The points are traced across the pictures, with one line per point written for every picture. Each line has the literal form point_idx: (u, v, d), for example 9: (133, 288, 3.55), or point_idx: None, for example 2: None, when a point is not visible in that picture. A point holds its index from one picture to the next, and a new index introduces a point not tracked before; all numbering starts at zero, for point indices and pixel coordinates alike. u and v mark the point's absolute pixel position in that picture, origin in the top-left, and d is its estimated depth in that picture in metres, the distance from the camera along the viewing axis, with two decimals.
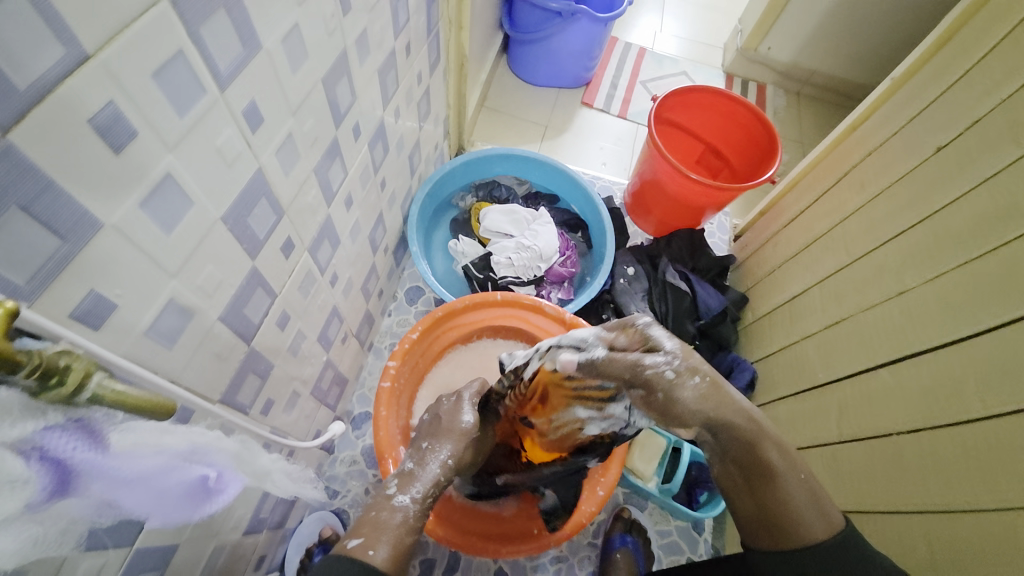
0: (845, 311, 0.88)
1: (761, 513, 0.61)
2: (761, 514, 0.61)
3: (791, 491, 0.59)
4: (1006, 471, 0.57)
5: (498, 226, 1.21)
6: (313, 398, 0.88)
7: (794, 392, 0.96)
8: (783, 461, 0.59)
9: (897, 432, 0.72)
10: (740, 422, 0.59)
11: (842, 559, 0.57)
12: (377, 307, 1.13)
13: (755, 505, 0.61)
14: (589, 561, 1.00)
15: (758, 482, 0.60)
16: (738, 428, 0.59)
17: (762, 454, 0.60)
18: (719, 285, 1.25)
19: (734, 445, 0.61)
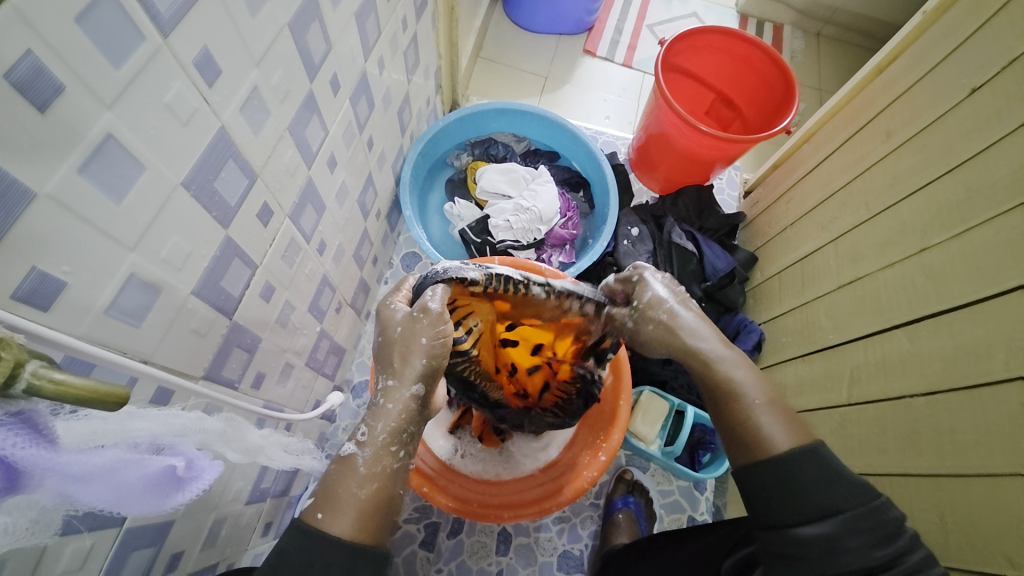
0: (862, 271, 0.84)
1: (732, 450, 0.57)
2: (731, 452, 0.57)
3: (761, 421, 0.56)
4: None
5: (495, 186, 1.15)
6: (309, 369, 0.87)
7: (803, 354, 0.94)
8: (750, 392, 0.58)
9: (911, 396, 0.70)
10: (696, 353, 0.64)
11: (808, 467, 0.50)
12: (372, 274, 1.10)
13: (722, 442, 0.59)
14: (592, 521, 1.01)
15: (728, 414, 0.58)
16: (704, 369, 0.62)
17: (720, 377, 0.61)
18: (728, 245, 1.20)
19: (703, 378, 0.62)
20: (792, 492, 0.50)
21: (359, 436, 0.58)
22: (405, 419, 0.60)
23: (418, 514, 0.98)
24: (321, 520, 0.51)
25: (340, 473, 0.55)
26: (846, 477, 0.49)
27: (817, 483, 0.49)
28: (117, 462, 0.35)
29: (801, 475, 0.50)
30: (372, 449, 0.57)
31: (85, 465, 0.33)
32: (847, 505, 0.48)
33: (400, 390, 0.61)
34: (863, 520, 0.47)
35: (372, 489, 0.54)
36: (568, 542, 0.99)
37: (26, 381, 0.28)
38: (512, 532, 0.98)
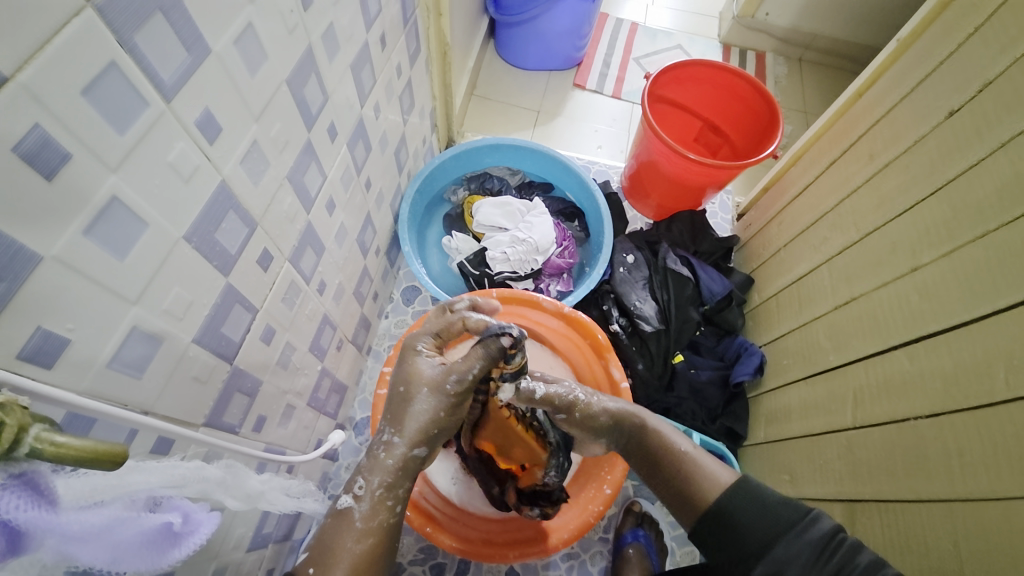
0: (856, 290, 0.84)
1: (676, 505, 0.65)
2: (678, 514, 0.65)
3: (697, 469, 0.65)
4: None
5: (492, 219, 1.17)
6: (311, 408, 0.86)
7: (805, 376, 0.93)
8: (679, 442, 0.69)
9: (916, 417, 0.69)
10: (637, 420, 0.73)
11: (735, 506, 0.59)
12: (373, 310, 1.11)
13: (663, 492, 0.67)
14: (602, 556, 0.98)
15: (666, 467, 0.67)
16: (640, 428, 0.73)
17: (651, 436, 0.72)
18: (724, 267, 1.21)
19: (637, 438, 0.73)
20: (733, 534, 0.57)
21: (357, 490, 0.59)
22: (399, 477, 0.61)
23: (424, 556, 0.96)
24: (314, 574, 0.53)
25: (335, 527, 0.57)
26: (768, 505, 0.57)
27: (748, 519, 0.57)
28: (116, 519, 0.35)
29: (734, 515, 0.58)
30: (369, 502, 0.58)
31: (85, 524, 0.33)
32: (777, 533, 0.55)
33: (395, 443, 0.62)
34: (792, 547, 0.53)
35: (369, 543, 0.56)
36: None
37: (29, 444, 0.29)
38: (520, 571, 0.96)
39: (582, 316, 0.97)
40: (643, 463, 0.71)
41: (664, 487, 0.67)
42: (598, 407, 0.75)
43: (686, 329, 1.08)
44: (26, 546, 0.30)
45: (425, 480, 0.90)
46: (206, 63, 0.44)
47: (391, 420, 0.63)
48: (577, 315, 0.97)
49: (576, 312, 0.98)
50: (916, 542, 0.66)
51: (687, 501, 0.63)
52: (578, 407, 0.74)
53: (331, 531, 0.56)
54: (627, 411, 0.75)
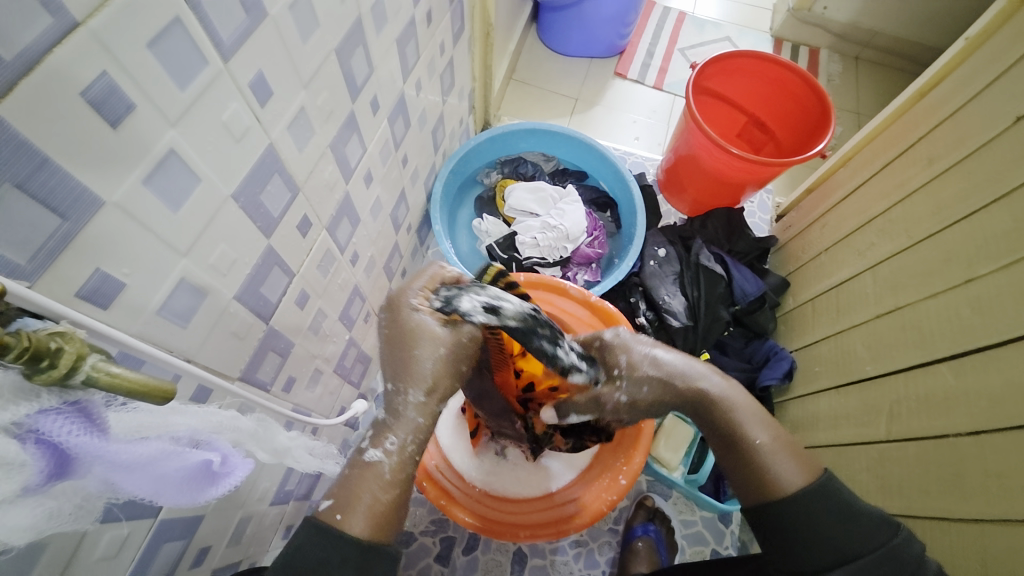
0: (902, 299, 0.81)
1: (741, 494, 0.59)
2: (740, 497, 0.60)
3: (772, 459, 0.58)
4: None
5: (524, 204, 1.17)
6: (336, 375, 0.89)
7: (837, 384, 0.90)
8: (755, 432, 0.61)
9: (956, 433, 0.66)
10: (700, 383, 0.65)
11: (819, 507, 0.53)
12: (401, 286, 1.13)
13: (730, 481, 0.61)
14: (610, 547, 0.99)
15: (736, 456, 0.61)
16: (707, 399, 0.64)
17: (721, 413, 0.63)
18: (759, 269, 1.17)
19: (710, 412, 0.64)
20: (812, 537, 0.52)
21: (387, 445, 0.58)
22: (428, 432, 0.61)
23: (435, 527, 0.98)
24: (340, 521, 0.52)
25: (359, 476, 0.56)
26: (861, 515, 0.53)
27: (834, 523, 0.52)
28: (163, 454, 0.37)
29: (820, 518, 0.53)
30: (397, 458, 0.58)
31: (133, 456, 0.35)
32: (868, 548, 0.51)
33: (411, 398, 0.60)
34: (885, 564, 0.51)
35: (393, 495, 0.56)
36: (585, 567, 0.97)
37: (86, 373, 0.30)
38: (528, 552, 0.97)
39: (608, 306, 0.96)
40: (718, 445, 0.63)
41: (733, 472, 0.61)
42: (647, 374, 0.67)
43: (715, 328, 1.06)
44: (78, 471, 0.32)
45: (440, 453, 0.93)
46: (262, 27, 0.45)
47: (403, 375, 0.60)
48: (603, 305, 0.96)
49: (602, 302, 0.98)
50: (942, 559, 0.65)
51: (748, 496, 0.58)
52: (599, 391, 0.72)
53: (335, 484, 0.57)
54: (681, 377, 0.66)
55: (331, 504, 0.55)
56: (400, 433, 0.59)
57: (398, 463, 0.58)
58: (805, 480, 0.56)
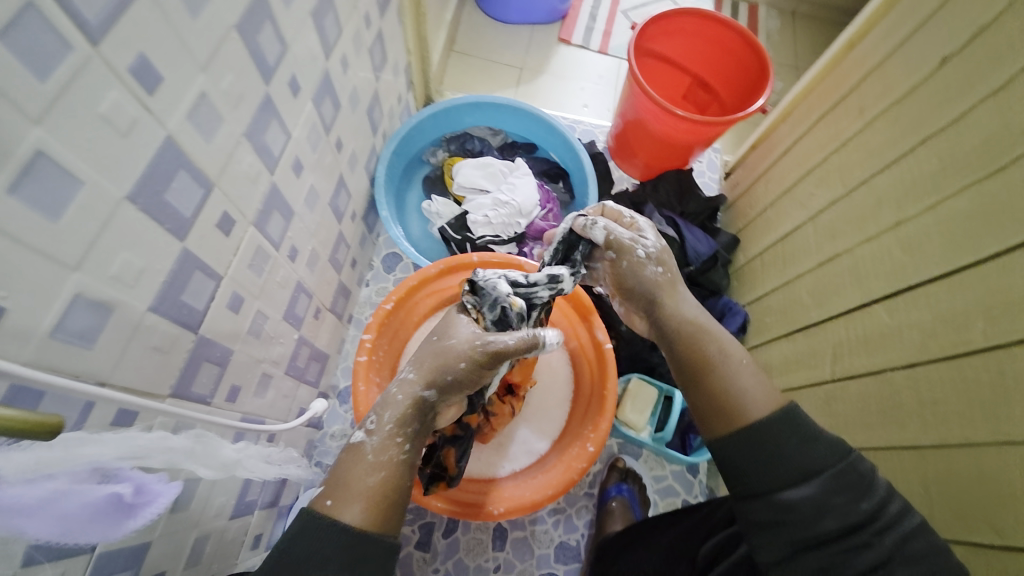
0: (839, 247, 0.83)
1: (709, 422, 0.59)
2: (709, 424, 0.59)
3: (742, 385, 0.59)
4: (1007, 415, 0.54)
5: (473, 181, 1.12)
6: (289, 377, 0.85)
7: (787, 333, 0.93)
8: (734, 358, 0.63)
9: (892, 369, 0.69)
10: (684, 321, 0.67)
11: (783, 431, 0.54)
12: (352, 278, 1.08)
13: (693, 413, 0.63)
14: (587, 510, 1.01)
15: (705, 381, 0.61)
16: (696, 330, 0.66)
17: (703, 349, 0.64)
18: (710, 228, 1.18)
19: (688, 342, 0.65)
20: (775, 457, 0.53)
21: (369, 425, 0.59)
22: (411, 414, 0.60)
23: (413, 516, 0.98)
24: (332, 507, 0.52)
25: (351, 460, 0.57)
26: (821, 439, 0.53)
27: (795, 446, 0.53)
28: (59, 491, 0.34)
29: (782, 440, 0.53)
30: (381, 437, 0.58)
31: (21, 498, 0.32)
32: (828, 464, 0.52)
33: (412, 385, 0.61)
34: (845, 477, 0.51)
35: (380, 476, 0.56)
36: (564, 533, 0.99)
37: None
38: (507, 527, 0.98)
39: None
40: (683, 380, 0.64)
41: (702, 403, 0.61)
42: (664, 301, 0.69)
43: None
44: None
45: None
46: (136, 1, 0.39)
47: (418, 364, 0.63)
48: None
49: None
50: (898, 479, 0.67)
51: (717, 421, 0.58)
52: (626, 261, 0.72)
53: (344, 465, 0.56)
54: (667, 318, 0.68)
55: (322, 490, 0.54)
56: (388, 415, 0.59)
57: (380, 444, 0.58)
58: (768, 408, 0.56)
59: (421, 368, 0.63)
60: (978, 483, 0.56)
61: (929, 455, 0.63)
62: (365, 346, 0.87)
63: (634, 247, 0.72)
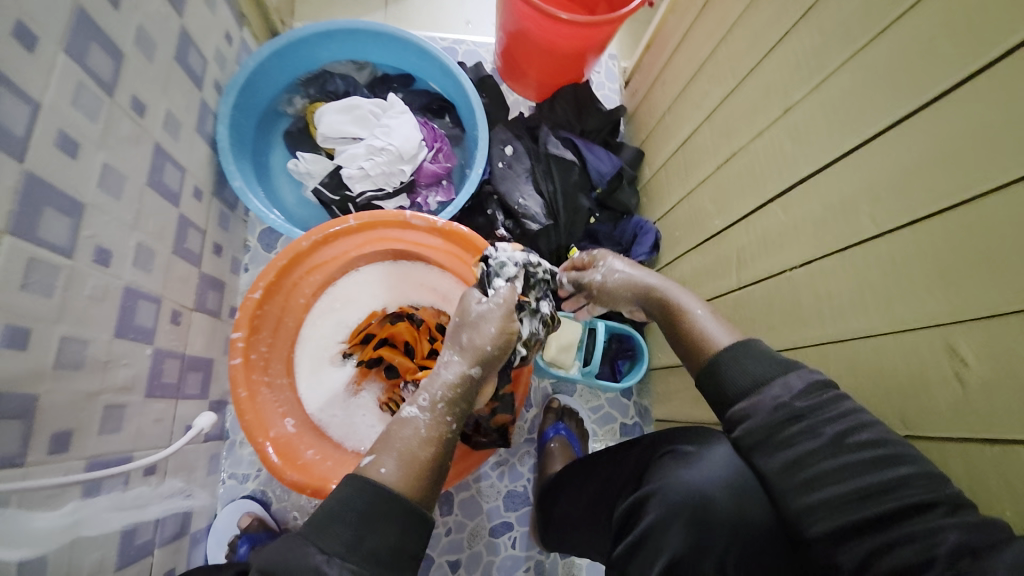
0: (735, 145, 0.79)
1: (686, 358, 0.58)
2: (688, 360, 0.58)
3: (705, 326, 0.57)
4: (899, 299, 0.52)
5: (340, 128, 0.96)
6: (157, 399, 0.72)
7: (697, 245, 0.89)
8: (693, 309, 0.60)
9: (792, 267, 0.66)
10: (659, 305, 0.64)
11: (733, 358, 0.52)
12: (222, 267, 0.92)
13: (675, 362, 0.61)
14: (530, 455, 1.00)
15: (676, 333, 0.60)
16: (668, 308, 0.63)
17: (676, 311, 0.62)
18: (613, 145, 1.11)
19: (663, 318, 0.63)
20: (721, 378, 0.52)
21: (421, 400, 0.57)
22: (459, 394, 0.58)
23: None
24: (385, 473, 0.51)
25: (398, 429, 0.55)
26: (776, 357, 0.51)
27: (744, 363, 0.51)
28: None
29: (728, 361, 0.52)
30: (433, 412, 0.57)
31: None
32: (775, 374, 0.49)
33: (460, 364, 0.60)
34: (785, 386, 0.48)
35: (431, 452, 0.54)
36: (510, 482, 0.98)
37: None
38: (453, 491, 0.95)
39: (458, 227, 0.80)
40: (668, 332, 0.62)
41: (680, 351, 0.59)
42: (614, 282, 0.71)
43: (578, 220, 0.98)
44: None
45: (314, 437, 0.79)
46: None
47: (470, 343, 0.61)
48: (453, 227, 0.81)
49: (450, 224, 0.81)
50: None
51: (689, 361, 0.57)
52: (595, 286, 0.73)
53: (393, 432, 0.55)
54: (643, 282, 0.68)
55: (373, 457, 0.53)
56: (432, 389, 0.58)
57: (432, 419, 0.56)
58: (735, 338, 0.55)
59: (468, 345, 0.61)
60: (870, 374, 0.56)
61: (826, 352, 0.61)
62: (236, 344, 0.72)
63: (598, 267, 0.73)
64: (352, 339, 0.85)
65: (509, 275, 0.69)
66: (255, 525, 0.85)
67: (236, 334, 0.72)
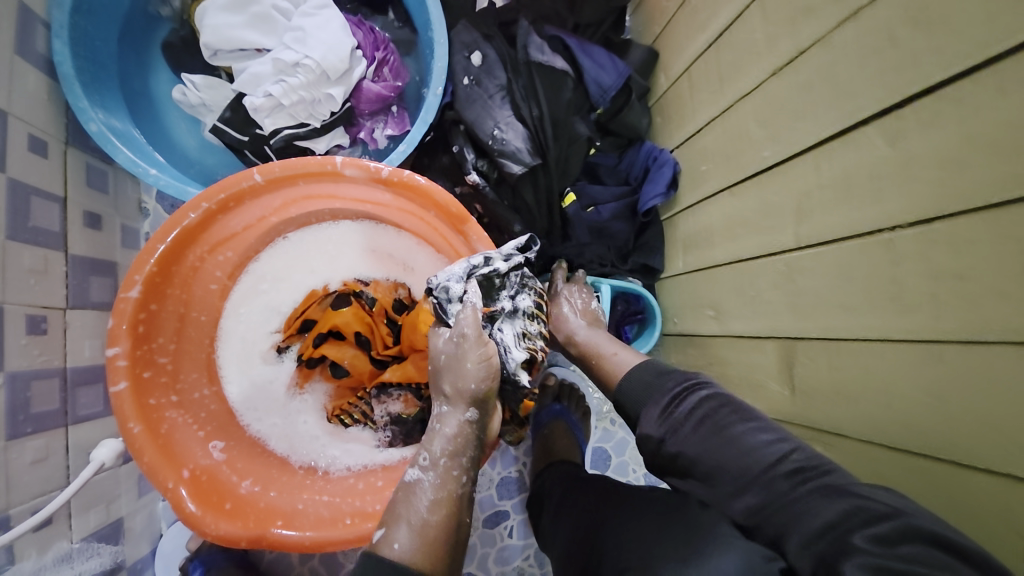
0: (801, 35, 0.52)
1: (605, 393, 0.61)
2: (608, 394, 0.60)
3: (608, 357, 0.62)
4: None
5: (232, 35, 0.69)
6: (30, 437, 0.55)
7: (730, 185, 0.66)
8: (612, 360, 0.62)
9: (893, 226, 0.44)
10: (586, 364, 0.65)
11: (628, 373, 0.58)
12: (108, 244, 0.70)
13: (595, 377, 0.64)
14: (524, 438, 0.87)
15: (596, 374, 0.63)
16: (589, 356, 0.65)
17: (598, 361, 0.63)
18: (615, 43, 0.84)
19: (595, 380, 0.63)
20: (630, 404, 0.55)
21: (421, 459, 0.49)
22: (464, 444, 0.50)
23: None
24: (399, 548, 0.43)
25: (404, 496, 0.47)
26: (666, 373, 0.55)
27: (646, 383, 0.55)
28: None
29: (630, 383, 0.57)
30: (437, 471, 0.48)
31: None
32: (658, 386, 0.54)
33: (455, 413, 0.50)
34: (661, 393, 0.54)
35: (443, 515, 0.46)
36: (503, 469, 0.86)
37: None
38: None
39: (408, 176, 0.59)
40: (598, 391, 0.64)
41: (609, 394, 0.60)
42: (560, 311, 0.72)
43: (574, 152, 0.75)
44: None
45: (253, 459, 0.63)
46: None
47: (458, 376, 0.50)
48: (401, 176, 0.59)
49: (399, 173, 0.59)
50: (887, 386, 0.46)
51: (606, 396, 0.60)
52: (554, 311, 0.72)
53: (400, 504, 0.47)
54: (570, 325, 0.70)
55: (383, 530, 0.46)
56: (429, 444, 0.49)
57: (438, 481, 0.48)
58: (634, 362, 0.60)
59: (455, 384, 0.50)
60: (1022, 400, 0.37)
61: (941, 357, 0.42)
62: (119, 364, 0.54)
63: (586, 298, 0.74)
64: (289, 329, 0.66)
65: (458, 295, 0.54)
66: (206, 546, 0.72)
67: (115, 351, 0.54)
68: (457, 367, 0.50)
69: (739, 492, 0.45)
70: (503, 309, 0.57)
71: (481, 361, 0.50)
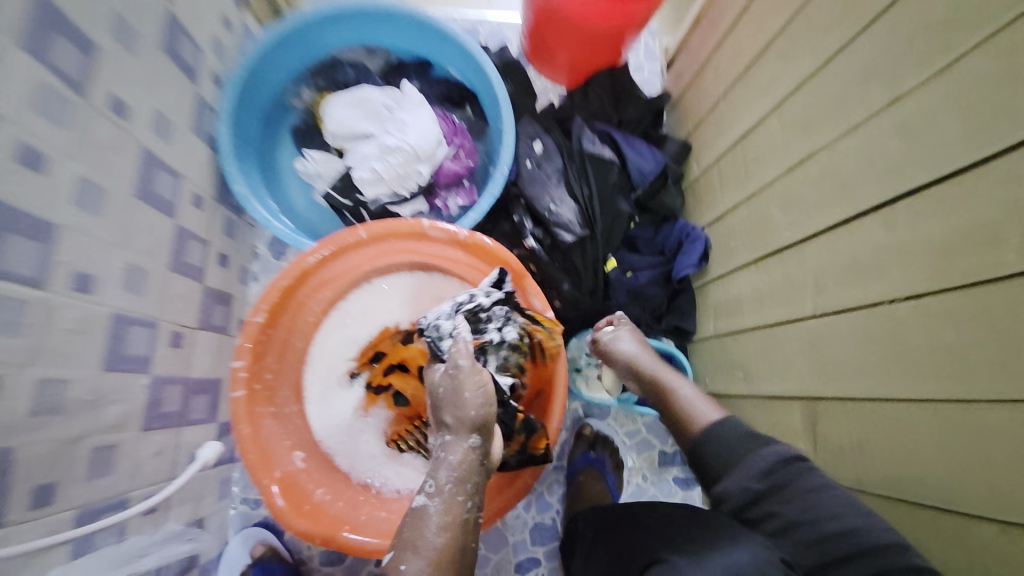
0: (811, 141, 0.64)
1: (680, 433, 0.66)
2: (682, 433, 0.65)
3: (688, 403, 0.67)
4: None
5: (348, 125, 0.88)
6: (156, 431, 0.67)
7: (756, 259, 0.75)
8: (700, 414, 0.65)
9: (894, 299, 0.52)
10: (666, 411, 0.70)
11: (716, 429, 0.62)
12: (229, 279, 0.86)
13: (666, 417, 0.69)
14: (559, 485, 0.92)
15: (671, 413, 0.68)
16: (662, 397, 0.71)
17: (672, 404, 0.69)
18: (655, 136, 0.99)
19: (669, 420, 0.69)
20: (714, 448, 0.61)
21: (427, 487, 0.51)
22: (468, 470, 0.52)
23: None
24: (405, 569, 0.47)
25: (414, 525, 0.50)
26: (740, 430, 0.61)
27: (732, 438, 0.60)
28: None
29: (722, 434, 0.61)
30: (441, 498, 0.51)
31: None
32: (738, 446, 0.59)
33: (456, 441, 0.53)
34: (741, 452, 0.59)
35: (448, 538, 0.49)
36: (538, 514, 0.90)
37: None
38: None
39: (480, 238, 0.72)
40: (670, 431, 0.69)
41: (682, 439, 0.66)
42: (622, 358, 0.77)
43: (617, 226, 0.88)
44: None
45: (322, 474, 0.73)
46: None
47: (456, 405, 0.54)
48: (475, 239, 0.72)
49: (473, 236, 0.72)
50: (906, 443, 0.52)
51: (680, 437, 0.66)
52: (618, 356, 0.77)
53: (411, 529, 0.50)
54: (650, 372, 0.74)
55: (393, 554, 0.49)
56: (434, 472, 0.52)
57: (444, 507, 0.50)
58: (718, 414, 0.64)
59: (456, 412, 0.54)
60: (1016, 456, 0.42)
61: (948, 417, 0.47)
62: (238, 376, 0.67)
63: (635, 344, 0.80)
64: (363, 357, 0.77)
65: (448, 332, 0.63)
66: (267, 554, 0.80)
67: (237, 364, 0.67)
68: (457, 393, 0.54)
69: (819, 545, 0.51)
70: (491, 342, 0.65)
71: (477, 386, 0.55)
